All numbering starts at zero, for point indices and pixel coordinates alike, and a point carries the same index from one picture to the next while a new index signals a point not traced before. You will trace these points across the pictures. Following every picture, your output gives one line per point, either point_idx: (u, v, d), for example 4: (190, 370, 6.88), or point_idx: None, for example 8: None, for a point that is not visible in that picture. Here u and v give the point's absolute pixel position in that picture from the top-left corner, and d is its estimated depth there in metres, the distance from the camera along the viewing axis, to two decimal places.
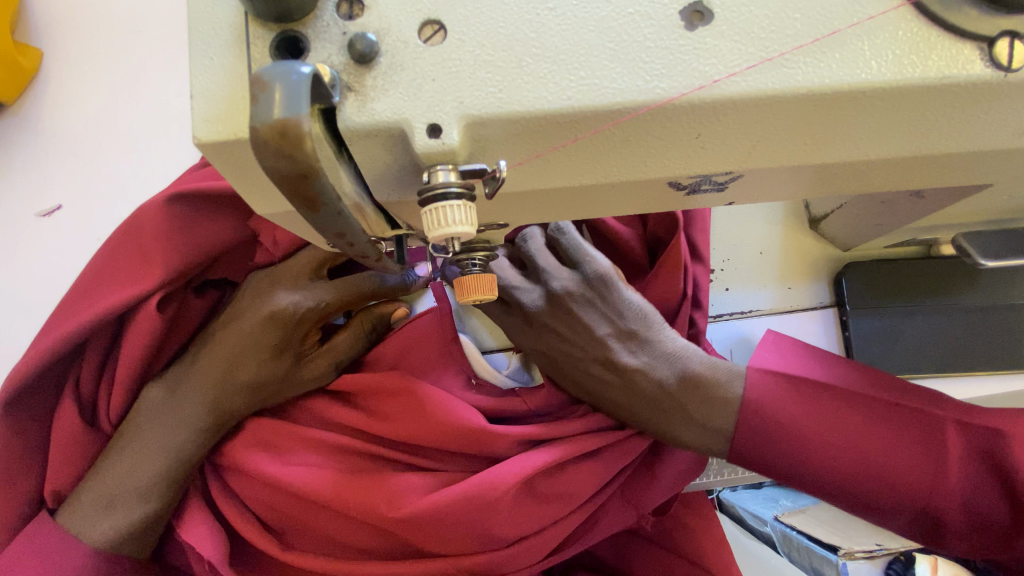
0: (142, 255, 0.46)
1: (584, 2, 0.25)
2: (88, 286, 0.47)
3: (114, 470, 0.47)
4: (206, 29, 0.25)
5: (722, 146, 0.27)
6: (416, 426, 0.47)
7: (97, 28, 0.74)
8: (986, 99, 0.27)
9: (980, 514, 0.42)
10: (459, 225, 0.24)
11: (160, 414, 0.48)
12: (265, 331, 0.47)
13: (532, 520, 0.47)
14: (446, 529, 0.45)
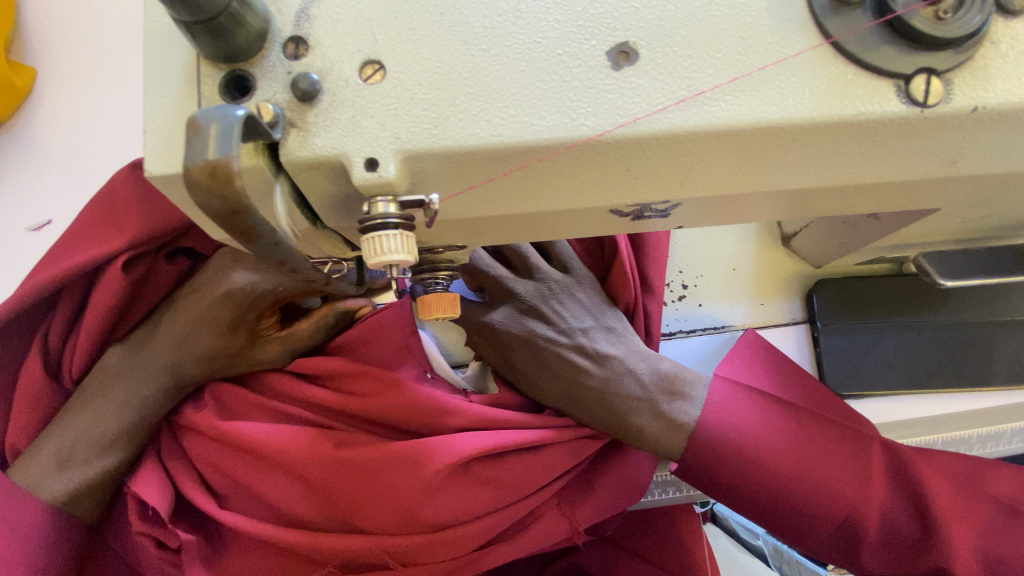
0: (113, 219, 0.50)
1: (517, 43, 0.26)
2: (64, 245, 0.50)
3: (73, 424, 0.50)
4: (160, 68, 0.26)
5: (654, 178, 0.29)
6: (372, 405, 0.50)
7: (92, 48, 0.76)
8: (907, 134, 0.28)
9: (895, 530, 0.44)
10: (396, 253, 0.26)
11: (119, 374, 0.51)
12: (221, 310, 0.48)
13: (465, 501, 0.49)
14: (381, 498, 0.47)
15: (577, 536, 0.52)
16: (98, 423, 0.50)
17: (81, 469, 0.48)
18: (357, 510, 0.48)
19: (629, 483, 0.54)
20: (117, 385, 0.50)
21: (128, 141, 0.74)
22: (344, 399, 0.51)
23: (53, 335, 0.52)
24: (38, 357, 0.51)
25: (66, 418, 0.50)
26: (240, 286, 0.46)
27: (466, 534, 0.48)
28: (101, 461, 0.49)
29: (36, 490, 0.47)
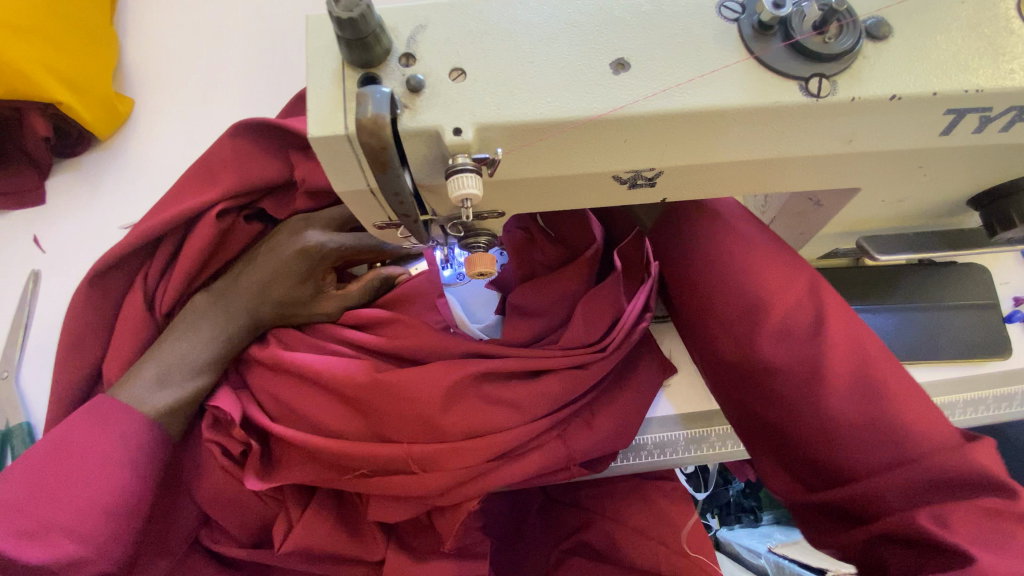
0: (208, 178, 0.68)
1: (551, 58, 0.40)
2: (168, 202, 0.69)
3: (165, 354, 0.64)
4: (317, 70, 0.40)
5: (642, 147, 0.42)
6: (401, 342, 0.64)
7: (188, 82, 0.93)
8: (813, 119, 0.41)
9: (788, 324, 0.51)
10: (471, 188, 0.38)
11: (205, 315, 0.66)
12: (297, 264, 0.64)
13: (475, 419, 0.61)
14: (405, 410, 0.60)
15: (575, 460, 0.64)
16: (191, 354, 0.64)
17: (178, 389, 0.63)
18: (387, 424, 0.61)
19: (621, 419, 0.66)
20: (202, 327, 0.65)
21: None
22: (381, 339, 0.64)
23: (151, 274, 0.69)
24: (140, 290, 0.68)
25: (159, 350, 0.65)
26: (314, 244, 0.64)
27: (472, 449, 0.60)
28: (187, 385, 0.63)
29: (139, 405, 0.62)
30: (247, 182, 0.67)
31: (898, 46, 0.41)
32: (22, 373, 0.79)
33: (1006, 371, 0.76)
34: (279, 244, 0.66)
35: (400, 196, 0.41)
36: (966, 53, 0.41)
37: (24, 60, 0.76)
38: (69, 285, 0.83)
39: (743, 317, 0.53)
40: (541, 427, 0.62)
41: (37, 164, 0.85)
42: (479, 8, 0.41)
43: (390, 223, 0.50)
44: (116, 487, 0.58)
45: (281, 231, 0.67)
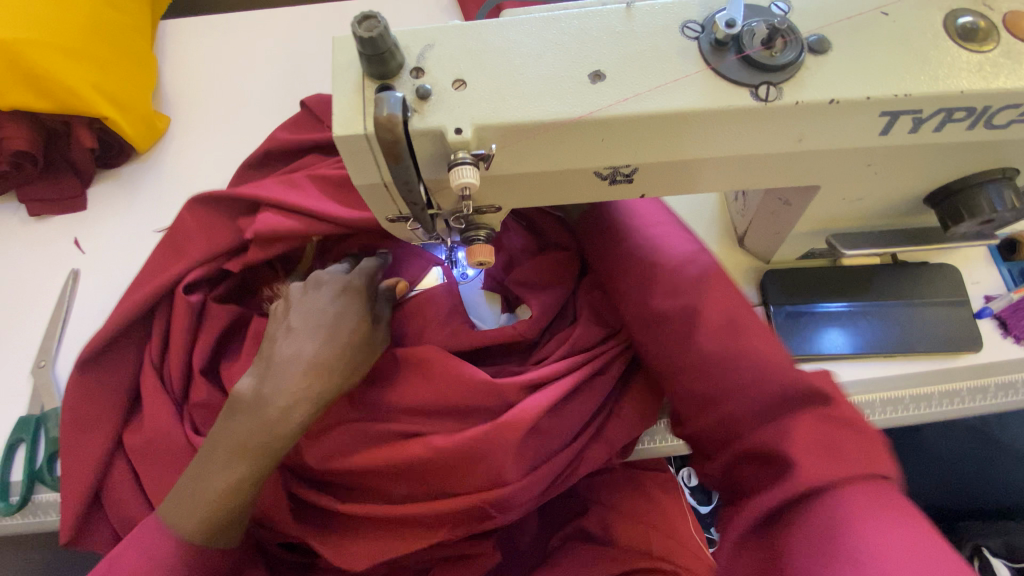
0: (179, 247, 0.79)
1: (539, 71, 0.48)
2: (152, 272, 0.78)
3: (205, 470, 0.57)
4: (341, 81, 0.47)
5: (618, 145, 0.49)
6: (437, 401, 0.66)
7: (219, 103, 1.02)
8: (765, 119, 0.48)
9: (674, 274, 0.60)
10: (469, 178, 0.46)
11: (242, 415, 0.59)
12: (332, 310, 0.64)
13: (532, 455, 0.65)
14: (468, 471, 0.63)
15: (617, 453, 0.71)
16: (246, 432, 0.58)
17: (244, 466, 0.57)
18: (450, 481, 0.64)
19: (645, 407, 0.71)
20: (240, 419, 0.59)
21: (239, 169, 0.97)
22: (417, 404, 0.66)
23: (157, 342, 0.75)
24: (150, 364, 0.74)
25: (197, 474, 0.58)
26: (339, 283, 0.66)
27: (533, 483, 0.64)
28: (233, 480, 0.57)
29: (184, 521, 0.56)
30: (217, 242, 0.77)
31: (836, 59, 0.48)
32: (58, 363, 0.85)
33: (978, 363, 0.80)
34: (302, 303, 0.65)
35: (409, 186, 0.48)
36: (897, 64, 0.48)
37: (76, 79, 0.86)
38: (107, 284, 0.90)
39: (643, 276, 0.61)
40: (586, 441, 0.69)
41: (81, 173, 0.95)
42: (479, 31, 0.49)
43: (401, 216, 0.56)
44: (176, 530, 0.57)
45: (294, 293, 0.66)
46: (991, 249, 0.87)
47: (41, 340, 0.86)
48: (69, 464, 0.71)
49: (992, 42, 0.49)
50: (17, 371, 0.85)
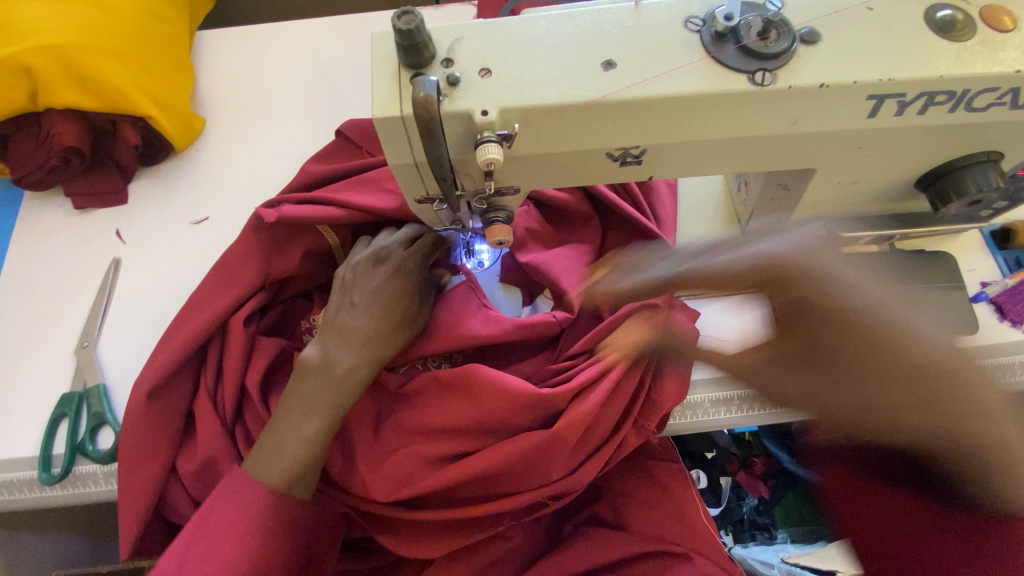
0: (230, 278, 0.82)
1: (557, 60, 0.53)
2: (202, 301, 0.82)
3: (283, 429, 0.70)
4: (379, 70, 0.53)
5: (627, 127, 0.54)
6: (490, 426, 0.75)
7: (252, 106, 1.09)
8: (761, 102, 0.53)
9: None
10: (494, 154, 0.51)
11: (313, 379, 0.72)
12: (382, 293, 0.75)
13: (576, 456, 0.79)
14: (528, 475, 0.76)
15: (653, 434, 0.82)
16: (319, 392, 0.71)
17: (320, 423, 0.70)
18: (509, 482, 0.77)
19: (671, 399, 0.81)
20: (310, 386, 0.71)
21: (270, 166, 1.03)
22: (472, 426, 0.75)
23: (213, 368, 0.81)
24: (205, 392, 0.80)
25: (274, 430, 0.70)
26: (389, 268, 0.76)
27: (582, 477, 0.79)
28: (305, 439, 0.69)
29: (265, 473, 0.68)
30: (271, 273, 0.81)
31: (825, 49, 0.53)
32: (100, 345, 0.90)
33: (976, 345, 0.83)
34: (357, 280, 0.76)
35: (440, 162, 0.53)
36: (882, 53, 0.53)
37: (123, 81, 0.94)
38: (146, 273, 0.96)
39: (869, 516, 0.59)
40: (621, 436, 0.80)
41: (123, 170, 1.02)
42: (503, 27, 0.55)
43: (429, 197, 0.62)
44: (245, 532, 0.65)
45: (351, 272, 0.77)
46: (986, 237, 0.90)
47: (84, 324, 0.91)
48: (128, 481, 0.76)
49: (969, 32, 0.54)
50: (63, 352, 0.90)
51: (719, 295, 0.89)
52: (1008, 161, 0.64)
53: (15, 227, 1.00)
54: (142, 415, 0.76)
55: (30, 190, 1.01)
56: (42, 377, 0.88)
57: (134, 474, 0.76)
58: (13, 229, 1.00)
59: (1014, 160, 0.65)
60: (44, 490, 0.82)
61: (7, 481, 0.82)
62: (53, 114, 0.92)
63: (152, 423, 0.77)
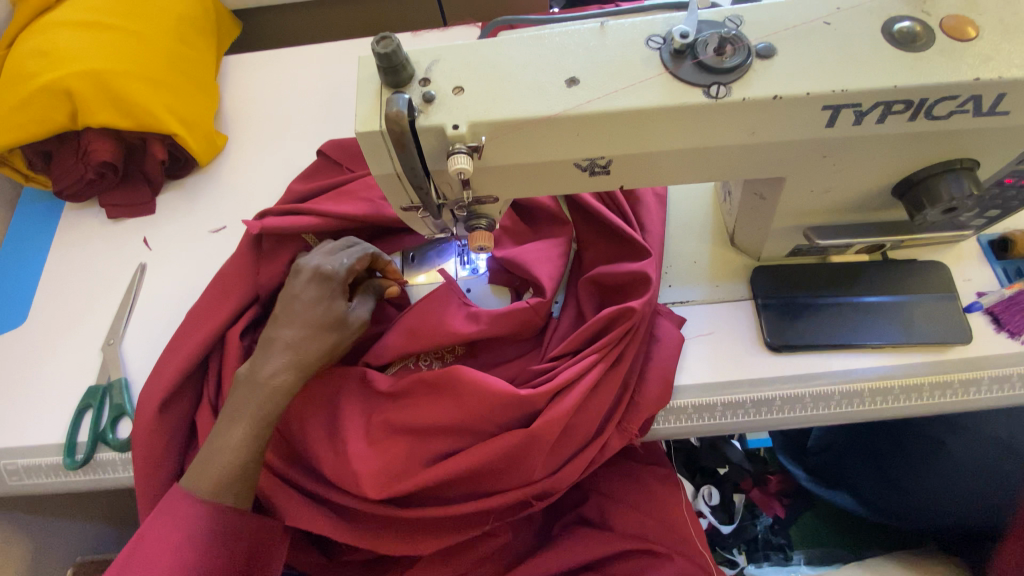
0: (225, 289, 0.87)
1: (525, 78, 0.57)
2: (201, 310, 0.87)
3: (217, 441, 0.72)
4: (363, 88, 0.58)
5: (592, 137, 0.58)
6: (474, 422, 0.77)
7: (269, 124, 1.17)
8: (718, 114, 0.56)
9: None
10: (464, 165, 0.56)
11: (244, 389, 0.73)
12: (313, 299, 0.75)
13: (558, 458, 0.81)
14: (512, 474, 0.79)
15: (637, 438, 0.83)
16: (248, 401, 0.73)
17: (247, 431, 0.72)
18: (494, 481, 0.80)
19: (657, 398, 0.82)
20: (242, 395, 0.73)
21: (283, 179, 1.11)
22: (457, 421, 0.78)
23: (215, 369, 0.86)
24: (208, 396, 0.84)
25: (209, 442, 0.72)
26: (323, 270, 0.75)
27: (565, 477, 0.81)
28: (234, 453, 0.71)
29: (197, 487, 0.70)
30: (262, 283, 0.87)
31: (781, 63, 0.55)
32: (124, 343, 0.98)
33: (969, 356, 0.82)
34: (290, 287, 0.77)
35: (415, 171, 0.58)
36: (837, 67, 0.55)
37: (153, 102, 1.03)
38: (167, 277, 1.03)
39: None
40: (606, 438, 0.82)
41: (152, 183, 1.11)
42: (477, 48, 0.59)
43: (413, 206, 0.66)
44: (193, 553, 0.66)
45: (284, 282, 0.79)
46: (984, 248, 0.89)
47: (112, 323, 1.00)
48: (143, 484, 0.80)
49: (926, 44, 0.56)
50: (93, 348, 0.98)
51: (706, 303, 0.90)
52: (983, 169, 0.65)
53: (55, 235, 1.10)
54: (154, 427, 0.80)
55: (71, 200, 1.12)
56: (72, 370, 0.96)
57: (149, 478, 0.80)
58: (54, 236, 1.10)
59: (989, 169, 0.65)
60: (69, 474, 0.90)
61: (36, 465, 0.90)
62: (90, 132, 1.01)
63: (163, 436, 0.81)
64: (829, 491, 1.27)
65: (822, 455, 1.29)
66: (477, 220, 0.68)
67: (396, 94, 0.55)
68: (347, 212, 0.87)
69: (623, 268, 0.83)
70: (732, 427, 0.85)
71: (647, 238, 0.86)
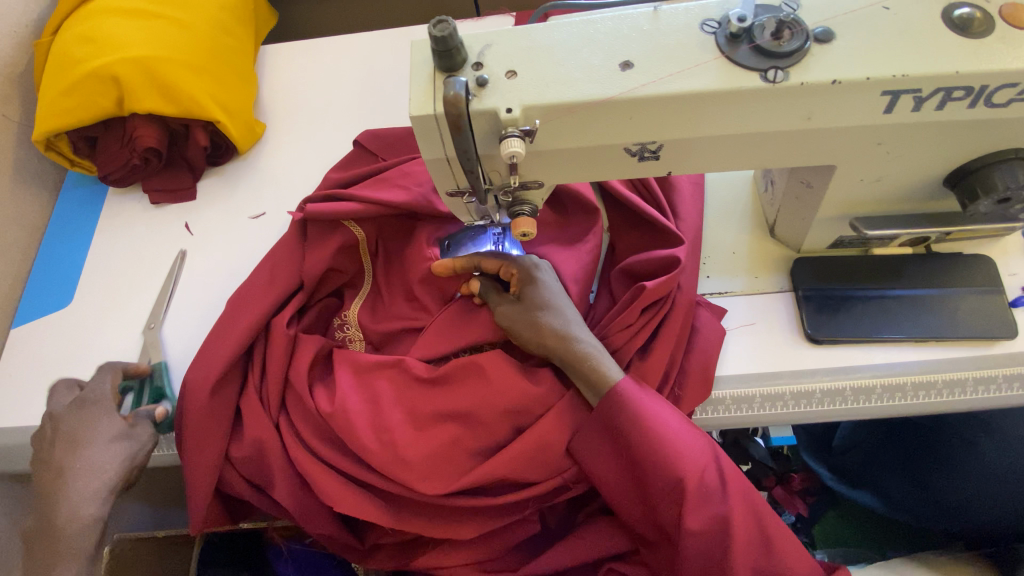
0: (270, 276, 0.89)
1: (577, 62, 0.58)
2: (244, 294, 0.89)
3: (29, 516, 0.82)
4: (417, 73, 0.59)
5: (645, 121, 0.58)
6: (514, 412, 0.78)
7: (307, 112, 1.19)
8: (774, 97, 0.55)
9: None
10: (516, 148, 0.56)
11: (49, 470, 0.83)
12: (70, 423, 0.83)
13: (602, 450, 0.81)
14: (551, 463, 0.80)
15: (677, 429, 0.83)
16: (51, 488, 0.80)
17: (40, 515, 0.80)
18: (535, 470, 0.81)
19: (696, 389, 0.82)
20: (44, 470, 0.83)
21: (320, 167, 1.12)
22: (498, 409, 0.78)
23: (259, 351, 0.88)
24: (256, 380, 0.86)
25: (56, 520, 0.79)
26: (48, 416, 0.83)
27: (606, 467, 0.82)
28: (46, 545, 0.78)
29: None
30: (303, 270, 0.88)
31: (839, 47, 0.55)
32: (167, 325, 1.00)
33: (1014, 352, 0.80)
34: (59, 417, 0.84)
35: (467, 155, 0.59)
36: (897, 51, 0.54)
37: (197, 89, 1.05)
38: (209, 262, 1.06)
39: None
40: None
41: (193, 169, 1.13)
42: (529, 32, 0.60)
43: (459, 190, 0.67)
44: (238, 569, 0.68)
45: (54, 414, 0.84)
46: None
47: (155, 305, 1.02)
48: (192, 463, 0.83)
49: (987, 29, 0.54)
50: (136, 329, 1.01)
51: (744, 294, 0.90)
52: None
53: (99, 220, 1.13)
54: (205, 412, 0.82)
55: (114, 186, 1.15)
56: (118, 350, 0.99)
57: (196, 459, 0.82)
58: (98, 220, 1.13)
59: None
60: None
61: None
62: (136, 118, 1.04)
63: (213, 420, 0.83)
64: (848, 490, 1.24)
65: (844, 457, 1.26)
66: (521, 206, 0.68)
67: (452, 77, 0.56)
68: (387, 199, 0.88)
69: (657, 256, 0.82)
70: (770, 420, 0.84)
71: (680, 227, 0.86)
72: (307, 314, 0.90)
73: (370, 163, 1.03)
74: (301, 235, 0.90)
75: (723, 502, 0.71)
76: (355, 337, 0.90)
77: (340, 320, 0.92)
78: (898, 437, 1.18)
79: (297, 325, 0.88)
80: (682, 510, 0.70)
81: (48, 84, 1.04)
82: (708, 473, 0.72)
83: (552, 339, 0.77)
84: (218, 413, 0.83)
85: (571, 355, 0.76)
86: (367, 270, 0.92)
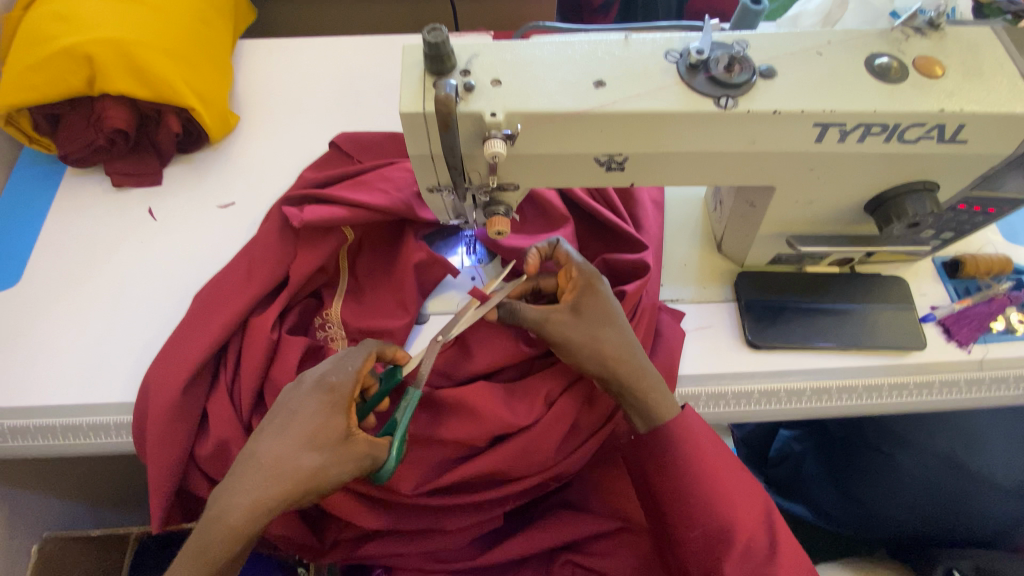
0: (248, 268, 0.90)
1: (557, 75, 0.64)
2: (219, 284, 0.89)
3: None
4: (408, 73, 0.63)
5: (614, 135, 0.64)
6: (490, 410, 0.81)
7: (283, 108, 1.20)
8: (727, 121, 0.63)
9: None
10: (498, 149, 0.61)
11: None
12: None
13: (575, 445, 0.85)
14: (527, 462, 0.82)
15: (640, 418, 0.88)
16: None
17: None
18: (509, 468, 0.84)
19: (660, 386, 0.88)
20: None
21: (294, 162, 1.13)
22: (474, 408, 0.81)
23: (232, 346, 0.87)
24: (228, 371, 0.86)
25: None
26: None
27: (574, 460, 0.84)
28: None
29: None
30: (283, 264, 0.89)
31: (779, 83, 0.64)
32: (123, 309, 0.98)
33: (923, 361, 0.91)
34: None
35: (453, 151, 0.63)
36: (826, 90, 0.63)
37: (174, 77, 1.05)
38: (171, 249, 1.04)
39: None
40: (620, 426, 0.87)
41: (162, 155, 1.12)
42: (515, 48, 0.66)
43: (440, 186, 0.71)
44: None
45: None
46: (938, 268, 0.99)
47: (110, 289, 1.00)
48: (154, 455, 0.80)
49: (901, 77, 0.65)
50: (87, 311, 0.98)
51: (693, 302, 0.98)
52: (942, 192, 0.74)
53: (55, 198, 1.09)
54: (172, 401, 0.80)
55: (74, 166, 1.12)
56: (64, 332, 0.96)
57: (160, 449, 0.80)
58: (52, 197, 1.10)
59: (945, 191, 0.74)
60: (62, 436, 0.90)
61: (24, 426, 0.90)
62: (106, 98, 1.02)
63: (176, 411, 0.81)
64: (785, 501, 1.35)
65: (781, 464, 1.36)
66: (497, 206, 0.72)
67: (442, 80, 0.61)
68: (366, 197, 0.91)
69: (631, 260, 0.89)
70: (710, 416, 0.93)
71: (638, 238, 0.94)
72: (289, 318, 0.89)
73: (346, 163, 1.06)
74: (279, 229, 0.92)
75: (768, 565, 0.70)
76: (336, 336, 0.90)
77: (321, 319, 0.91)
78: (828, 445, 1.27)
79: (280, 328, 0.87)
80: (720, 557, 0.71)
81: (15, 57, 1.01)
82: (756, 527, 0.73)
83: (610, 357, 0.75)
84: (185, 406, 0.82)
85: (633, 376, 0.76)
86: (346, 268, 0.95)
